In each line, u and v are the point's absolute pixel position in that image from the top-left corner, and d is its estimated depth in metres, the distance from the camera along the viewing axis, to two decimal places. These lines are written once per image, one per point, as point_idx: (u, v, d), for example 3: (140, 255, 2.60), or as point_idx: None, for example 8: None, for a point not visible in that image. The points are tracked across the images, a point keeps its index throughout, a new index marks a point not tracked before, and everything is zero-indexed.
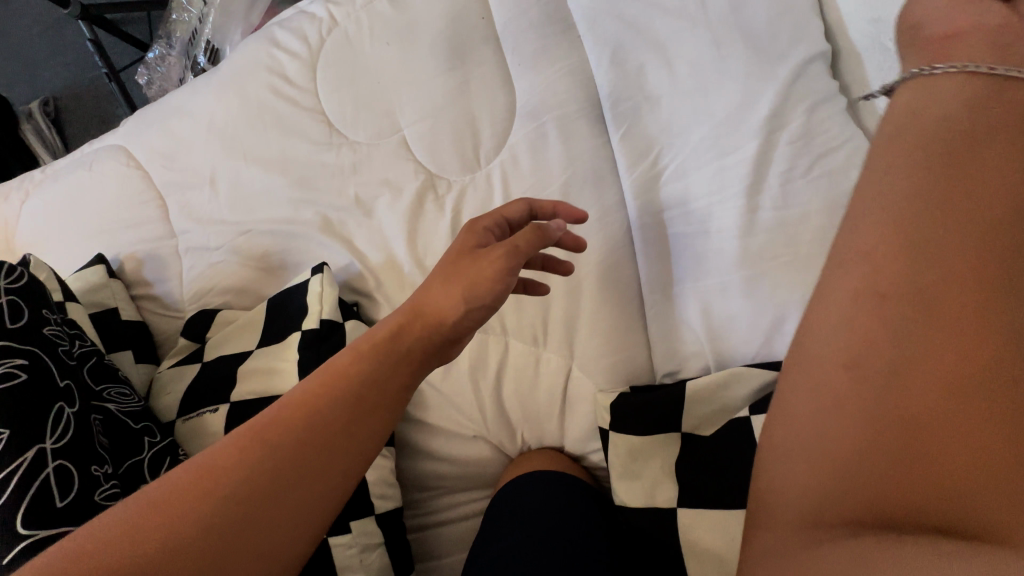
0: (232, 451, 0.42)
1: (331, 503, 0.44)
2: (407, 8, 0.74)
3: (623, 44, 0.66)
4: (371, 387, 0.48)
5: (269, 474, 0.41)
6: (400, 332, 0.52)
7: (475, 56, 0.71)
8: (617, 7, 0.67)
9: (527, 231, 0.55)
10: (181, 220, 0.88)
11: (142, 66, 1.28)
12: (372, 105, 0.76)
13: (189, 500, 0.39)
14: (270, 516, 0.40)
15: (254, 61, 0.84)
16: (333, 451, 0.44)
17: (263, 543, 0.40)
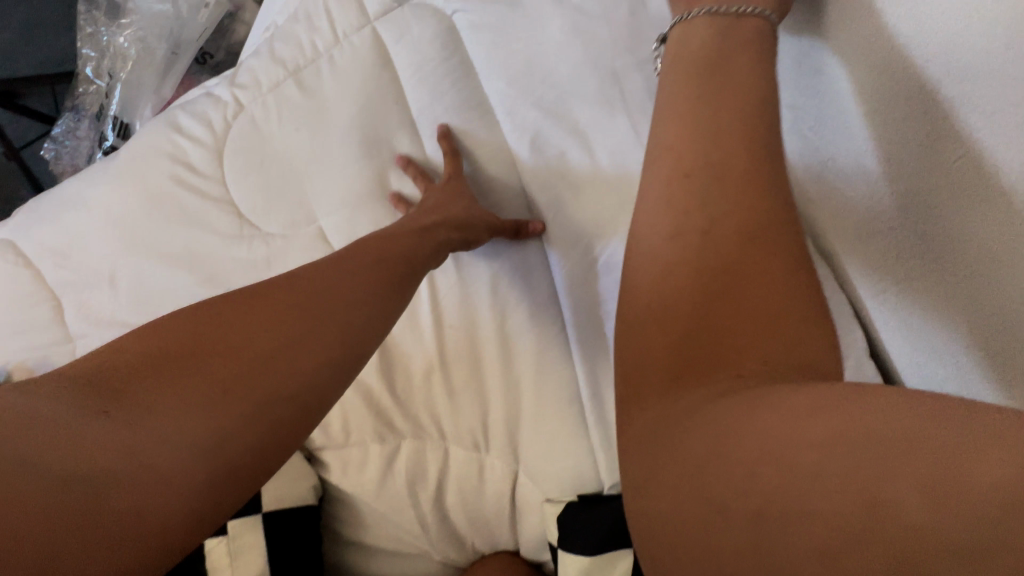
0: (269, 287, 0.47)
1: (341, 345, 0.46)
2: (316, 91, 0.67)
3: (545, 130, 0.63)
4: (409, 262, 0.54)
5: (291, 308, 0.45)
6: (430, 225, 0.58)
7: (392, 142, 0.66)
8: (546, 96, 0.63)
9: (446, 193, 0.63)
10: (78, 323, 0.79)
11: (48, 141, 1.18)
12: (284, 196, 0.70)
13: (218, 325, 0.43)
14: (285, 346, 0.43)
15: (155, 148, 0.77)
16: (332, 316, 0.46)
17: (270, 369, 0.42)
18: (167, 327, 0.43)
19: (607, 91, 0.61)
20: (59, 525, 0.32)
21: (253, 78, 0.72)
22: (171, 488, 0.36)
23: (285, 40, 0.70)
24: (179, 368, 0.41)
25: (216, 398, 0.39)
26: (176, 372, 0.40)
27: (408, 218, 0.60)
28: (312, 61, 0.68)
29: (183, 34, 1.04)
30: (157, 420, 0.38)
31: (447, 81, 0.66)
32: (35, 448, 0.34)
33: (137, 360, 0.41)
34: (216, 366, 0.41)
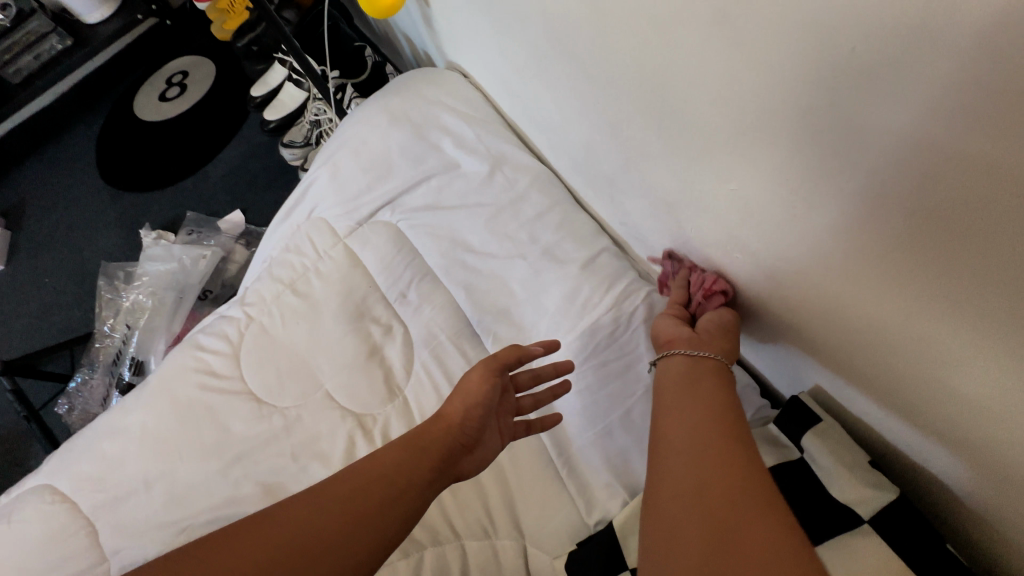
0: (311, 503, 0.54)
1: (374, 504, 0.54)
2: (306, 294, 0.93)
3: (469, 261, 0.86)
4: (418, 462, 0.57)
5: (329, 526, 0.52)
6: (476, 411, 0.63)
7: (371, 312, 0.89)
8: (476, 248, 0.86)
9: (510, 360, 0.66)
10: (115, 539, 0.87)
11: (64, 396, 1.33)
12: (294, 373, 0.90)
13: (250, 553, 0.50)
14: (314, 565, 0.50)
15: (181, 365, 0.96)
16: (384, 518, 0.53)
17: (319, 566, 0.50)
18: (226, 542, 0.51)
19: (508, 241, 0.84)
20: None
21: (257, 295, 0.97)
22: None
23: (280, 264, 0.97)
24: (287, 522, 0.52)
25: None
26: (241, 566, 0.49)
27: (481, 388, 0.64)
28: (302, 274, 0.95)
29: (188, 280, 1.33)
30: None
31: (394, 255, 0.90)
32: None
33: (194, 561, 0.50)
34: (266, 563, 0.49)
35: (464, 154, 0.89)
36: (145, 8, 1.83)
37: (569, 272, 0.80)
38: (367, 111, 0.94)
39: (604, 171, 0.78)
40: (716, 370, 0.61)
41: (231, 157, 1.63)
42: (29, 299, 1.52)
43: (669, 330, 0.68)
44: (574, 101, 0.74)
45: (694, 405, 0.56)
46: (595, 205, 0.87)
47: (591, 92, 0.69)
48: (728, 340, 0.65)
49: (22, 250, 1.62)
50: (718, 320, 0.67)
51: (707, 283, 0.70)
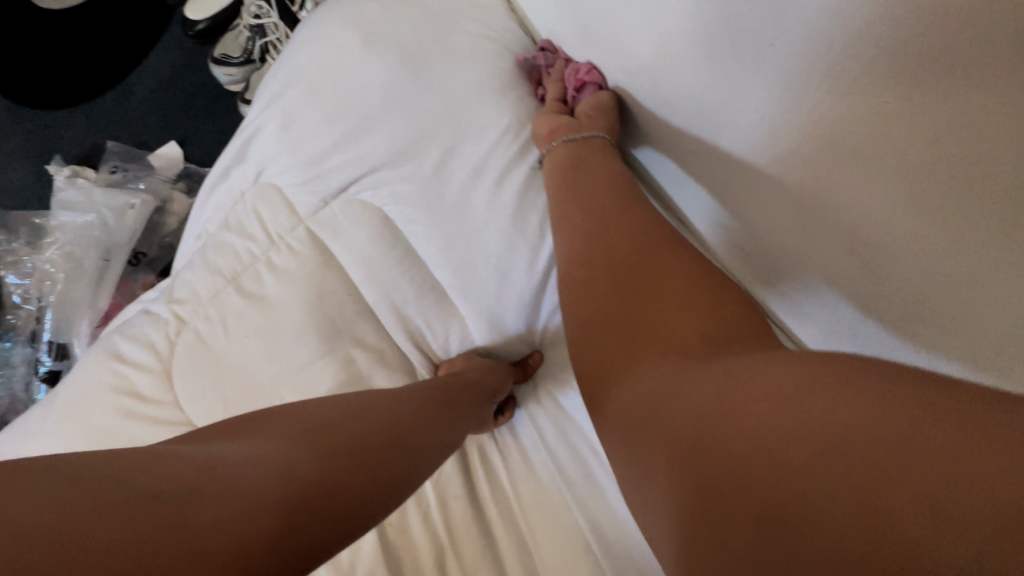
0: (345, 403, 0.47)
1: (411, 422, 0.48)
2: (259, 296, 0.67)
3: (488, 263, 0.59)
4: (440, 406, 0.53)
5: (365, 419, 0.45)
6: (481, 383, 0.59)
7: (352, 330, 0.64)
8: (497, 246, 0.59)
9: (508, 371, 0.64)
10: None
11: None
12: (246, 405, 0.67)
13: (286, 431, 0.42)
14: (350, 460, 0.41)
15: (94, 383, 0.71)
16: (433, 438, 0.50)
17: (354, 468, 0.41)
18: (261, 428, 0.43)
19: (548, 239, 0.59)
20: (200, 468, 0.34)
21: (190, 290, 0.70)
22: (231, 528, 0.32)
23: (218, 249, 0.69)
24: (315, 413, 0.45)
25: (313, 465, 0.39)
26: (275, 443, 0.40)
27: (472, 372, 0.60)
28: (250, 265, 0.68)
29: (113, 239, 1.04)
30: (256, 447, 0.39)
31: (383, 249, 0.62)
32: (169, 454, 0.35)
33: (223, 434, 0.42)
34: (304, 444, 0.41)
35: (480, 103, 0.60)
36: None
37: None
38: (329, 25, 0.63)
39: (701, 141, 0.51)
40: (600, 149, 0.56)
41: (160, 67, 1.25)
42: None
43: (552, 123, 0.59)
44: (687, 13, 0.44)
45: (604, 198, 0.53)
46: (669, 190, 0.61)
47: None
48: (608, 120, 0.57)
49: None
50: (594, 101, 0.58)
51: (580, 72, 0.59)
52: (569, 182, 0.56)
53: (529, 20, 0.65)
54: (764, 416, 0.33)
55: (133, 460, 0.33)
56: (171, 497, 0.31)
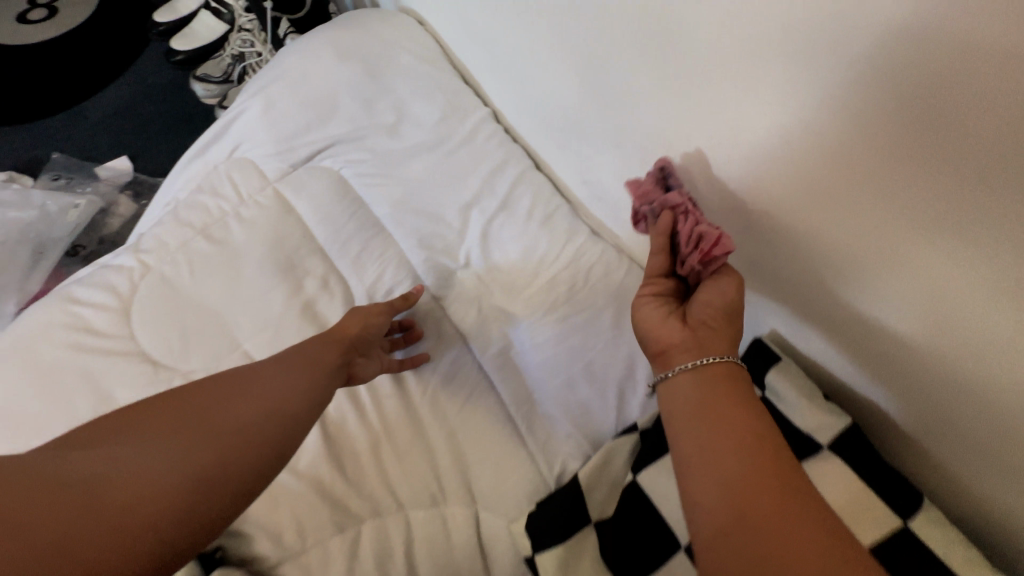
0: (222, 378, 0.51)
1: (297, 377, 0.53)
2: (223, 241, 0.81)
3: (421, 208, 0.80)
4: (326, 357, 0.57)
5: (243, 390, 0.50)
6: (363, 329, 0.63)
7: (305, 265, 0.79)
8: (426, 197, 0.80)
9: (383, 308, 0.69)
10: None
11: None
12: (203, 332, 0.76)
13: (158, 425, 0.46)
14: (231, 434, 0.46)
15: (47, 322, 0.77)
16: (324, 387, 0.54)
17: (239, 449, 0.46)
18: (143, 416, 0.47)
19: (464, 191, 0.80)
20: (81, 506, 0.39)
21: (159, 241, 0.82)
22: (124, 544, 0.39)
23: (191, 207, 0.83)
24: (193, 398, 0.49)
25: (192, 443, 0.45)
26: (146, 439, 0.45)
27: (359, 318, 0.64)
28: (219, 219, 0.82)
29: (52, 232, 1.09)
30: (134, 453, 0.43)
31: (338, 204, 0.81)
32: (37, 471, 0.40)
33: (100, 433, 0.46)
34: (171, 437, 0.45)
35: (417, 100, 0.84)
36: None
37: (526, 227, 0.78)
38: (308, 46, 0.86)
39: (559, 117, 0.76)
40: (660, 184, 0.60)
41: (116, 96, 1.38)
42: None
43: None
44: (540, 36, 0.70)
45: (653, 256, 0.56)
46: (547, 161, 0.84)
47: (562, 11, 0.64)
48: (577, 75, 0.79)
49: None
50: None
51: None
52: (719, 406, 0.43)
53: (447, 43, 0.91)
54: (723, 462, 0.40)
55: (14, 488, 0.39)
56: (41, 545, 0.37)
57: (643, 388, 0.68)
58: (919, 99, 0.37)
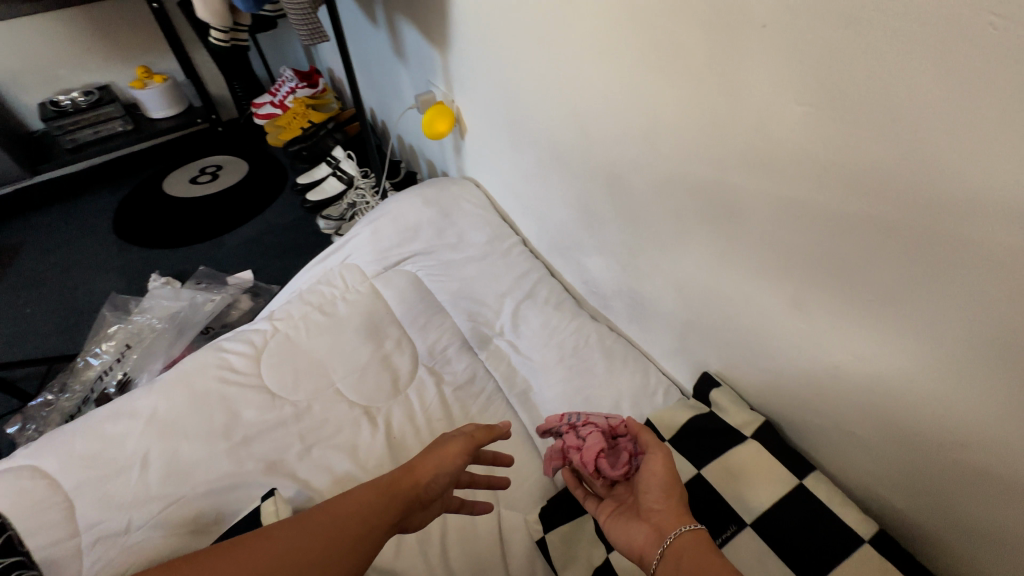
0: (277, 533, 0.58)
1: (349, 543, 0.59)
2: (331, 313, 1.16)
3: (469, 297, 1.16)
4: (371, 512, 0.62)
5: (298, 548, 0.57)
6: (408, 471, 0.67)
7: (386, 330, 1.12)
8: (474, 290, 1.17)
9: (458, 440, 0.71)
10: (93, 513, 0.89)
11: (19, 414, 1.32)
12: (310, 372, 1.07)
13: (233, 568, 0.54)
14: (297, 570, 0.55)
15: (204, 362, 1.10)
16: (369, 539, 0.61)
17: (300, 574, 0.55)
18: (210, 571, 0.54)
19: (500, 286, 1.17)
20: None
21: (287, 313, 1.18)
22: None
23: (312, 291, 1.21)
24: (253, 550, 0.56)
25: None
26: None
27: (429, 467, 0.68)
28: (331, 299, 1.19)
29: (193, 317, 1.45)
30: None
31: (413, 293, 1.19)
32: None
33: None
34: None
35: (471, 230, 1.27)
36: (203, 114, 2.25)
37: (541, 309, 1.12)
38: (402, 196, 1.33)
39: (563, 240, 1.14)
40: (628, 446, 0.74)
41: (248, 228, 1.90)
42: (23, 327, 1.60)
43: None
44: (549, 197, 1.12)
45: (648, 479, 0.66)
46: (559, 268, 1.22)
47: (563, 180, 1.05)
48: None
49: (24, 286, 1.73)
50: None
51: None
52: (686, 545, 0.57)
53: (493, 195, 1.37)
54: None
55: None
56: None
57: (627, 415, 0.91)
58: (832, 214, 0.59)
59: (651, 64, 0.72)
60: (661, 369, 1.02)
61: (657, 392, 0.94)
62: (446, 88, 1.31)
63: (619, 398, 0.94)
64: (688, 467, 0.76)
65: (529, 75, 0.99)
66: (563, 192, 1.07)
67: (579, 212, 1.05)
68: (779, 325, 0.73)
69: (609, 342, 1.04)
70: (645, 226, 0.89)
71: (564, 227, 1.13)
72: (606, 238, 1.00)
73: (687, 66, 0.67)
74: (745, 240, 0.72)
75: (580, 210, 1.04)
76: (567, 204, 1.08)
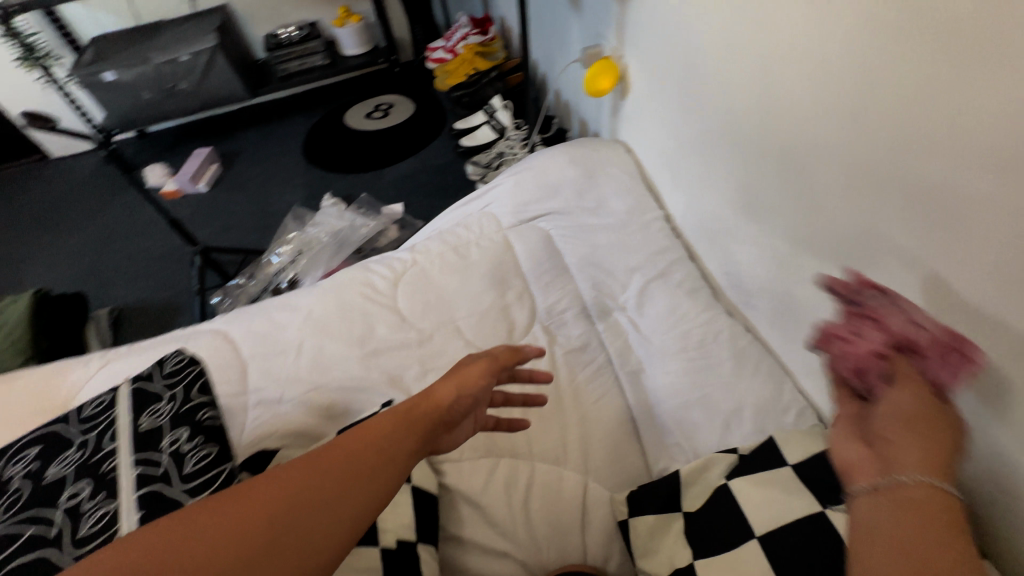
0: (287, 471, 0.53)
1: (368, 477, 0.56)
2: (464, 256, 1.23)
3: (597, 266, 1.14)
4: (388, 443, 0.60)
5: (309, 487, 0.53)
6: (415, 405, 0.67)
7: (510, 282, 1.16)
8: (603, 259, 1.14)
9: (484, 360, 0.78)
10: (258, 380, 1.09)
11: (220, 289, 1.65)
12: (436, 306, 1.15)
13: (248, 509, 0.50)
14: (314, 509, 0.51)
15: (354, 277, 1.25)
16: (389, 467, 0.59)
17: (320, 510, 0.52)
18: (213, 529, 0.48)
19: (632, 260, 1.11)
20: None
21: (427, 248, 1.28)
22: None
23: (450, 232, 1.29)
24: (259, 491, 0.51)
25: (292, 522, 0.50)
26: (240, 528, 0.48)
27: (473, 387, 0.74)
28: (465, 242, 1.25)
29: (351, 237, 1.65)
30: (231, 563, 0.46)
31: (542, 252, 1.19)
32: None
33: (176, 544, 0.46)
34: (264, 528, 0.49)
35: (613, 196, 1.21)
36: (385, 55, 2.46)
37: (671, 293, 1.04)
38: (550, 151, 1.32)
39: (713, 223, 1.04)
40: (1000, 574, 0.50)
41: (406, 165, 2.07)
42: (233, 221, 1.97)
43: None
44: (708, 173, 1.02)
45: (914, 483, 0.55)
46: (700, 253, 1.12)
47: (729, 155, 0.94)
48: None
49: (238, 188, 2.12)
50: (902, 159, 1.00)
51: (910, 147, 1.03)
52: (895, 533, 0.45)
53: (643, 163, 1.28)
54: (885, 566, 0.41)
55: None
56: None
57: (747, 426, 0.83)
58: None
59: (885, 16, 0.58)
60: (798, 387, 0.90)
61: (788, 411, 0.84)
62: (616, 42, 1.24)
63: (741, 405, 0.85)
64: (809, 501, 0.67)
65: (716, 31, 0.88)
66: (726, 170, 0.95)
67: (740, 194, 0.93)
68: (989, 374, 0.58)
69: (743, 343, 0.93)
70: (821, 223, 0.76)
71: (718, 209, 1.02)
72: (767, 228, 0.88)
73: (934, 28, 0.53)
74: (973, 256, 0.56)
75: (741, 192, 0.93)
76: (727, 183, 0.96)
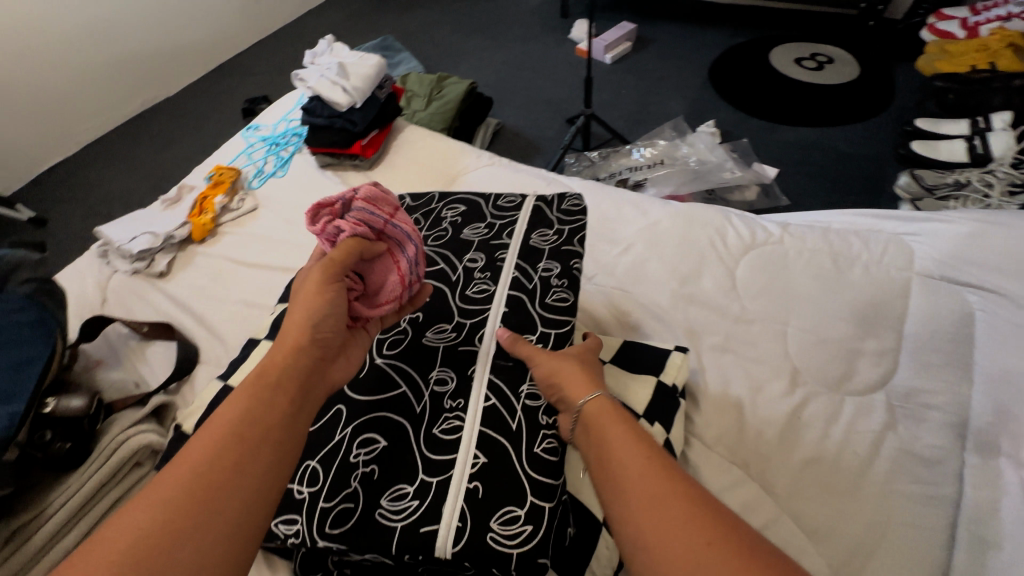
0: (173, 471, 0.51)
1: (275, 407, 0.57)
2: (842, 270, 1.03)
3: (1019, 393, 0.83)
4: (269, 371, 0.59)
5: (228, 457, 0.52)
6: (283, 349, 0.61)
7: (879, 333, 0.94)
8: None
9: (317, 272, 0.67)
10: (581, 251, 1.17)
11: (575, 156, 1.79)
12: (776, 298, 1.02)
13: (164, 507, 0.49)
14: (253, 456, 0.53)
15: (710, 218, 1.18)
16: (291, 361, 0.61)
17: (261, 453, 0.54)
18: (144, 513, 0.48)
19: None
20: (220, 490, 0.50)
21: (802, 236, 1.11)
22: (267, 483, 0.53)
23: (841, 238, 1.09)
24: (161, 491, 0.49)
25: (237, 480, 0.52)
26: (201, 497, 0.50)
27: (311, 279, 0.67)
28: (852, 259, 1.05)
29: (712, 176, 1.54)
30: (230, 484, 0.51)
31: (946, 330, 0.92)
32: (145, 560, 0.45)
33: (120, 549, 0.46)
34: (226, 478, 0.51)
35: None
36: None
37: None
38: None
39: None
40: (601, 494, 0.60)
41: (807, 135, 1.79)
42: (614, 102, 2.05)
43: None
44: None
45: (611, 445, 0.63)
46: None
47: None
48: None
49: (635, 74, 2.16)
50: None
51: None
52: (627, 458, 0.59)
53: None
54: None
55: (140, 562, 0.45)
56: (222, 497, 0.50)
57: None
58: None
59: None
60: None
61: None
62: None
63: None
64: None
65: None
66: None
67: None
68: None
69: None
70: None
71: None
72: None
73: None
74: None
75: None
76: None
